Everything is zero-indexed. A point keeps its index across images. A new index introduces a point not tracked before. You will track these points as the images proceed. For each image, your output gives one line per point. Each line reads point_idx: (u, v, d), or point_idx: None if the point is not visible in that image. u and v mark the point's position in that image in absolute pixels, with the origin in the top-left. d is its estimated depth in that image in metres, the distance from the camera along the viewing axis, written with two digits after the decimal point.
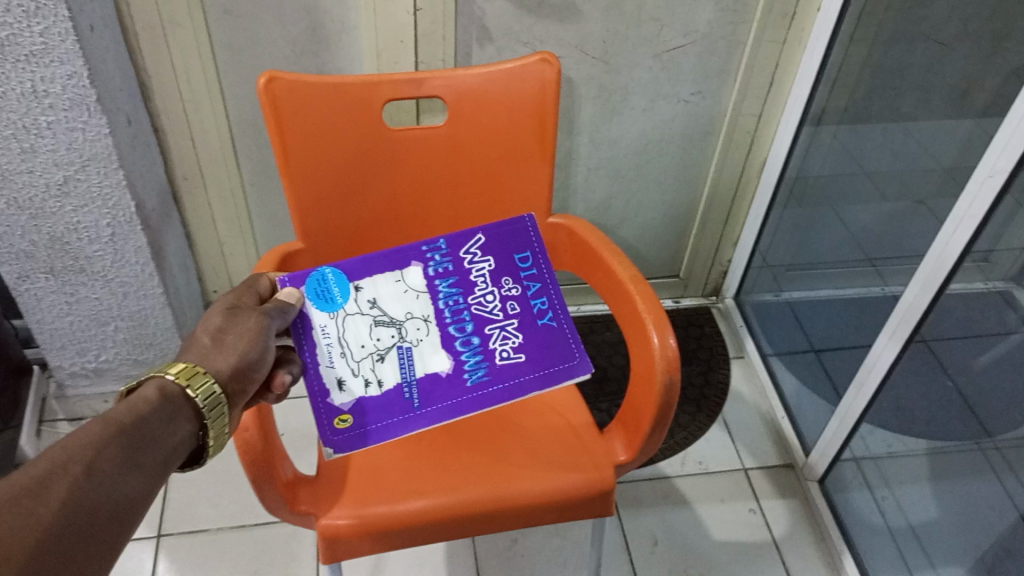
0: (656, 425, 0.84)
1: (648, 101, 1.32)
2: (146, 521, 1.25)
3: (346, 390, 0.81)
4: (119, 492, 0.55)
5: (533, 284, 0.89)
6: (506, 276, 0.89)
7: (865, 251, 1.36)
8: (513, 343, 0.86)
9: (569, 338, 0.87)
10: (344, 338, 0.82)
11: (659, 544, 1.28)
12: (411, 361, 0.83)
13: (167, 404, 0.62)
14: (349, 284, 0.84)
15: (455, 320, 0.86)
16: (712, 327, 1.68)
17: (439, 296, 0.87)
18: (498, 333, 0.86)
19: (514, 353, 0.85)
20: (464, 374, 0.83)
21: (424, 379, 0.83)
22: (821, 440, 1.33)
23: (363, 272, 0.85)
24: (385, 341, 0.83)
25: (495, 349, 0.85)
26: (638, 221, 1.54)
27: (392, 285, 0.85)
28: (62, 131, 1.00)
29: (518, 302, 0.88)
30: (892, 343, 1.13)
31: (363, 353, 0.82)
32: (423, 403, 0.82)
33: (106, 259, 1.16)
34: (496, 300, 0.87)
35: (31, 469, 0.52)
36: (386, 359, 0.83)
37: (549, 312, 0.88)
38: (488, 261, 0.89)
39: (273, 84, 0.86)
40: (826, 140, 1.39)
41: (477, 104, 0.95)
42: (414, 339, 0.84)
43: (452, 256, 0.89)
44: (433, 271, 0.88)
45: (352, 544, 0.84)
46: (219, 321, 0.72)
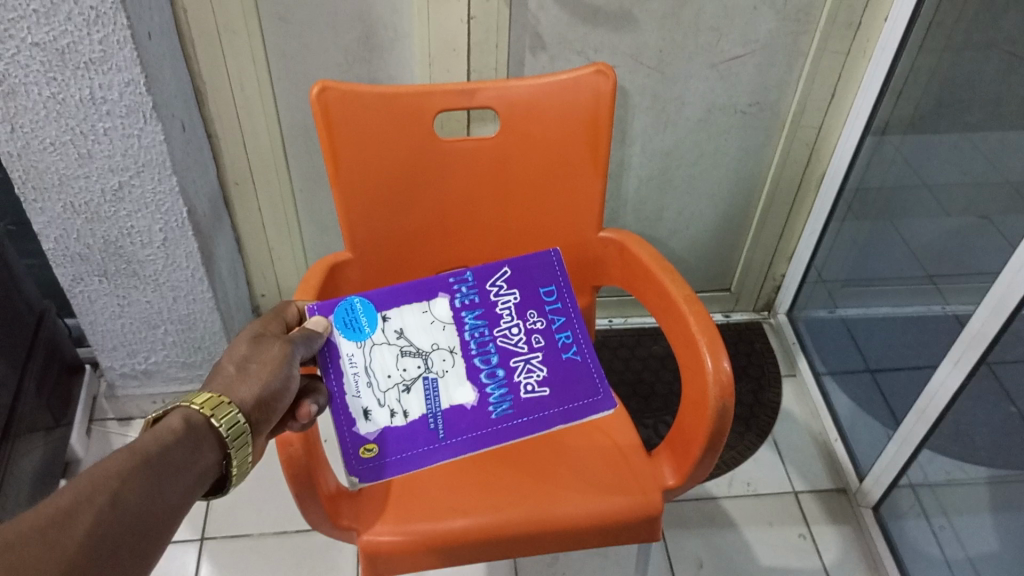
0: (707, 449, 0.82)
1: (703, 112, 1.29)
2: (190, 524, 1.27)
3: (372, 420, 0.80)
4: (143, 520, 0.55)
5: (557, 317, 0.89)
6: (532, 309, 0.88)
7: (926, 268, 1.31)
8: (538, 376, 0.85)
9: (592, 372, 0.86)
10: (371, 367, 0.81)
11: (703, 567, 1.24)
12: (437, 392, 0.83)
13: (192, 434, 0.62)
14: (377, 315, 0.83)
15: (480, 351, 0.85)
16: (763, 343, 1.64)
17: (465, 328, 0.86)
18: (523, 365, 0.85)
19: (539, 387, 0.85)
20: (489, 407, 0.83)
21: (449, 411, 0.82)
22: (877, 465, 1.28)
23: (391, 303, 0.84)
24: (410, 372, 0.82)
25: (520, 381, 0.85)
26: (689, 233, 1.51)
27: (418, 316, 0.85)
28: (118, 137, 1.01)
29: (543, 335, 0.87)
30: (956, 369, 1.08)
31: (389, 383, 0.81)
32: (448, 434, 0.81)
33: (158, 263, 1.18)
34: (521, 333, 0.87)
35: (58, 499, 0.51)
36: (412, 390, 0.82)
37: (573, 346, 0.88)
38: (514, 294, 0.89)
39: (325, 95, 0.86)
40: (889, 153, 1.35)
41: (529, 115, 0.93)
42: (440, 370, 0.83)
43: (478, 288, 0.88)
44: (460, 302, 0.87)
45: (393, 560, 0.83)
46: (244, 350, 0.71)
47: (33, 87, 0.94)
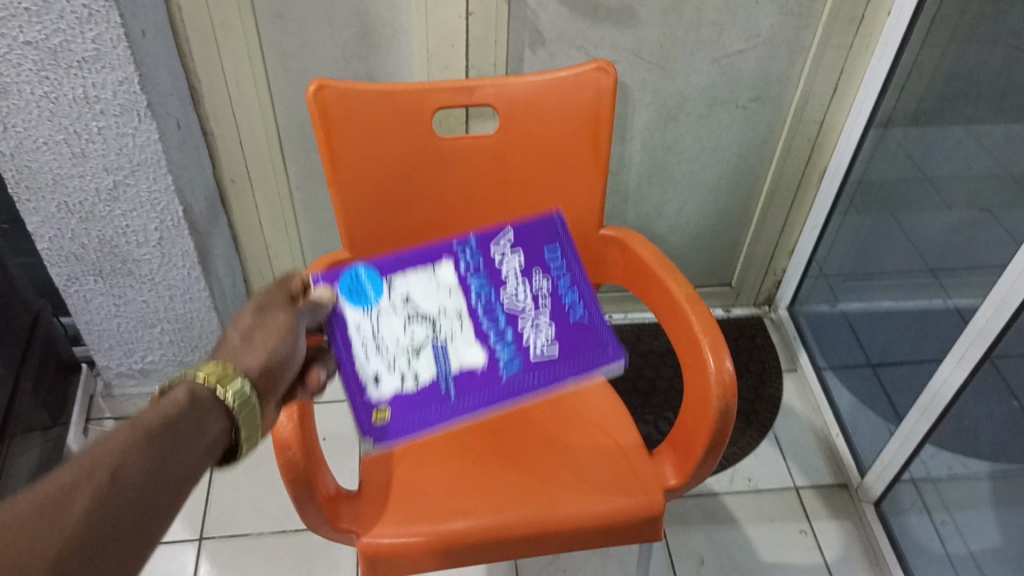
0: (709, 449, 0.82)
1: (704, 107, 1.28)
2: (189, 523, 1.26)
3: (383, 385, 0.76)
4: (146, 494, 0.54)
5: (564, 277, 0.87)
6: (537, 269, 0.87)
7: (929, 263, 1.31)
8: (547, 336, 0.82)
9: (601, 331, 0.83)
10: (379, 333, 0.78)
11: (704, 564, 1.24)
12: (447, 355, 0.79)
13: (198, 407, 0.61)
14: (383, 282, 0.81)
15: (488, 315, 0.82)
16: (764, 338, 1.63)
17: (471, 292, 0.83)
18: (532, 326, 0.83)
19: (549, 347, 0.81)
20: (499, 367, 0.78)
21: (459, 372, 0.78)
22: (878, 462, 1.27)
23: (396, 269, 0.82)
24: (417, 338, 0.79)
25: (530, 343, 0.81)
26: (690, 228, 1.50)
27: (424, 282, 0.82)
28: (112, 136, 1.00)
29: (550, 297, 0.86)
30: (959, 366, 1.07)
31: (398, 348, 0.78)
32: (459, 395, 0.76)
33: (154, 262, 1.17)
34: (527, 297, 0.85)
35: (55, 479, 0.51)
36: (421, 355, 0.78)
37: (581, 306, 0.85)
38: (519, 256, 0.87)
39: (323, 93, 0.85)
40: (891, 147, 1.34)
41: (529, 112, 0.92)
42: (448, 334, 0.80)
43: (483, 253, 0.86)
44: (465, 267, 0.84)
45: (393, 562, 0.82)
46: (249, 319, 0.70)
47: (25, 86, 0.93)
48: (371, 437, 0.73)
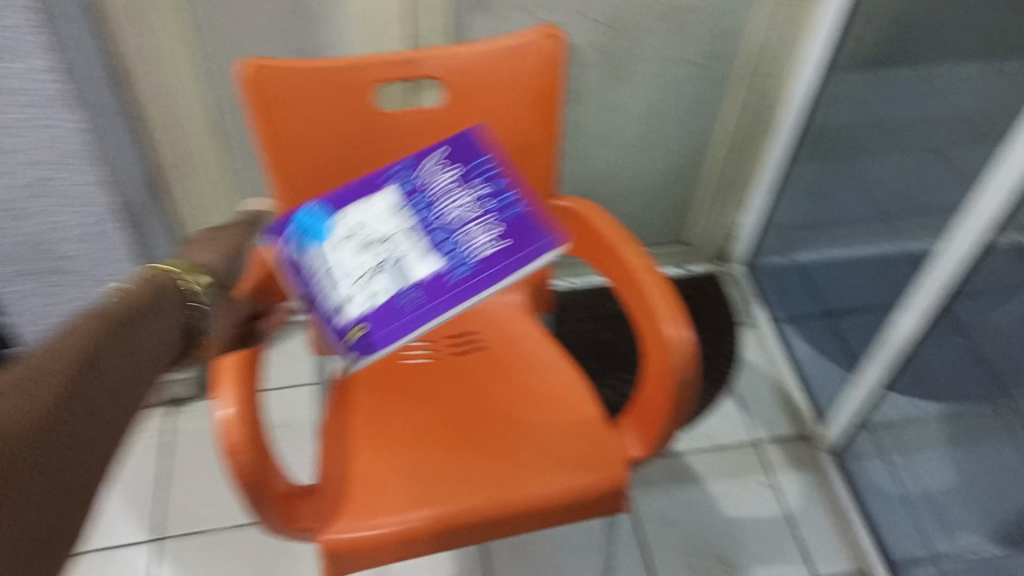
0: (673, 421, 0.81)
1: (656, 66, 1.25)
2: (148, 524, 1.23)
3: (349, 308, 0.72)
4: (129, 372, 0.48)
5: (497, 181, 0.81)
6: (468, 176, 0.81)
7: (879, 208, 1.33)
8: (490, 233, 0.76)
9: (528, 219, 0.76)
10: (338, 265, 0.75)
11: (671, 523, 1.25)
12: (402, 267, 0.74)
13: (164, 289, 0.58)
14: (333, 220, 0.80)
15: (433, 227, 0.77)
16: (720, 293, 1.63)
17: (414, 211, 0.79)
18: (473, 228, 0.76)
19: (494, 244, 0.75)
20: (452, 271, 0.73)
21: (417, 282, 0.73)
22: (839, 409, 1.29)
23: (343, 206, 0.80)
24: (371, 258, 0.75)
25: (476, 243, 0.75)
26: (643, 188, 1.48)
27: (371, 211, 0.79)
28: (37, 130, 0.94)
29: (485, 199, 0.79)
30: (915, 316, 1.08)
31: (357, 272, 0.74)
32: (420, 303, 0.71)
33: (88, 258, 1.11)
34: (468, 202, 0.79)
35: (31, 358, 0.43)
36: (380, 273, 0.74)
37: (516, 203, 0.78)
38: (453, 168, 0.82)
39: (255, 73, 0.80)
40: (842, 99, 1.33)
41: (475, 83, 0.88)
42: (400, 249, 0.75)
43: (418, 174, 0.82)
44: (404, 191, 0.80)
45: (357, 557, 0.81)
46: (195, 240, 0.71)
47: None
48: (353, 351, 0.70)
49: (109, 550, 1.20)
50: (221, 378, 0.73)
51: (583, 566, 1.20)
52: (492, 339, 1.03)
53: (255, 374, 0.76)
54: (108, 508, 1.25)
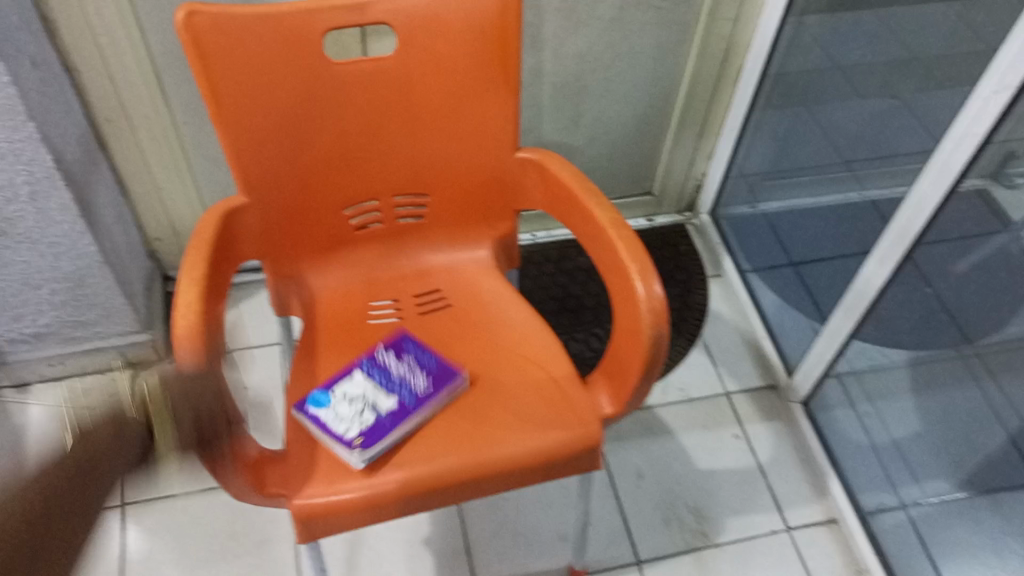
0: (643, 377, 0.80)
1: (616, 9, 1.22)
2: (109, 491, 1.20)
3: (347, 430, 0.81)
4: (74, 522, 0.49)
5: (431, 360, 0.89)
6: (414, 361, 0.89)
7: (844, 155, 1.33)
8: (421, 377, 0.86)
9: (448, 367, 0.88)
10: (337, 409, 0.83)
11: (644, 477, 1.25)
12: (375, 408, 0.83)
13: (119, 426, 0.57)
14: (327, 392, 0.85)
15: (388, 383, 0.86)
16: (688, 245, 1.61)
17: (377, 379, 0.87)
18: (413, 378, 0.86)
19: (422, 383, 0.86)
20: (405, 399, 0.84)
21: (385, 412, 0.83)
22: (805, 361, 1.29)
23: (336, 379, 0.87)
24: (360, 400, 0.84)
25: (414, 382, 0.86)
26: (608, 139, 1.45)
27: (354, 383, 0.86)
28: None
29: (422, 370, 0.87)
30: (883, 266, 1.08)
31: (352, 413, 0.83)
32: (389, 421, 0.82)
33: (29, 219, 1.05)
34: (407, 370, 0.87)
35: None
36: (364, 411, 0.83)
37: (436, 365, 0.88)
38: (403, 356, 0.89)
39: (193, 20, 0.75)
40: (807, 43, 1.31)
41: (430, 30, 0.84)
42: (376, 398, 0.84)
43: (378, 359, 0.89)
44: (371, 368, 0.88)
45: (326, 523, 0.78)
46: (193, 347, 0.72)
47: None
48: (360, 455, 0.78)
49: None
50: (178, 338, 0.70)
51: (558, 523, 1.20)
52: (458, 296, 1.00)
53: (212, 336, 0.73)
54: None
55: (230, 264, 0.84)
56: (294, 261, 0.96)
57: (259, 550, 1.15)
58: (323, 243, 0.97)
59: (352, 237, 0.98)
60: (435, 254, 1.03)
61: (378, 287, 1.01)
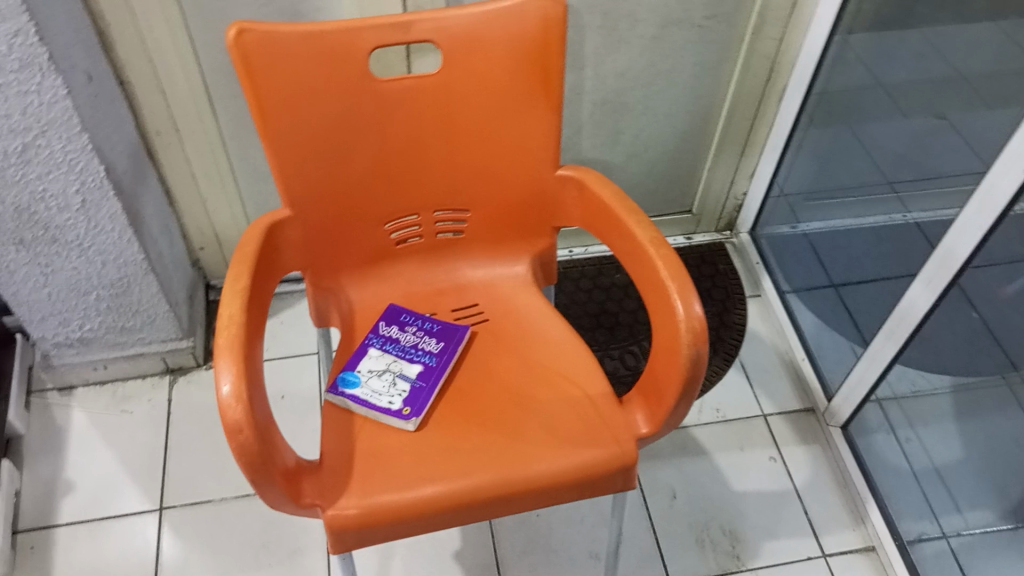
0: (681, 397, 0.79)
1: (657, 28, 1.22)
2: (149, 494, 1.22)
3: (393, 400, 0.87)
4: None
5: (429, 324, 0.97)
6: (414, 329, 0.96)
7: (886, 176, 1.32)
8: (432, 342, 0.94)
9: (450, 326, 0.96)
10: (370, 385, 0.89)
11: (677, 497, 1.24)
12: (403, 373, 0.90)
13: None
14: (351, 372, 0.91)
15: (403, 350, 0.93)
16: (726, 264, 1.60)
17: (391, 350, 0.93)
18: (424, 344, 0.94)
19: (437, 346, 0.94)
20: (427, 359, 0.92)
21: (417, 374, 0.90)
22: (845, 385, 1.26)
23: (353, 362, 0.92)
24: (388, 370, 0.91)
25: (428, 346, 0.94)
26: (647, 156, 1.45)
27: (370, 363, 0.91)
28: (14, 94, 0.90)
29: (427, 334, 0.95)
30: (927, 290, 1.06)
31: (386, 384, 0.89)
32: (427, 384, 0.89)
33: (80, 227, 1.08)
34: (417, 337, 0.95)
35: None
36: (398, 380, 0.90)
37: (437, 325, 0.96)
38: (401, 329, 0.95)
39: (243, 38, 0.77)
40: (851, 63, 1.30)
41: (473, 47, 0.85)
42: (398, 363, 0.91)
43: (382, 335, 0.95)
44: (381, 344, 0.94)
45: (361, 536, 0.79)
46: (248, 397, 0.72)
47: None
48: (412, 419, 0.85)
49: (109, 521, 1.19)
50: (220, 353, 0.70)
51: (589, 541, 1.19)
52: (495, 312, 1.00)
53: (252, 351, 0.73)
54: (110, 480, 1.24)
55: (273, 276, 0.86)
56: (334, 274, 0.98)
57: (293, 557, 1.17)
58: (363, 257, 0.98)
59: (392, 251, 0.99)
60: (473, 269, 1.04)
61: (416, 302, 1.01)
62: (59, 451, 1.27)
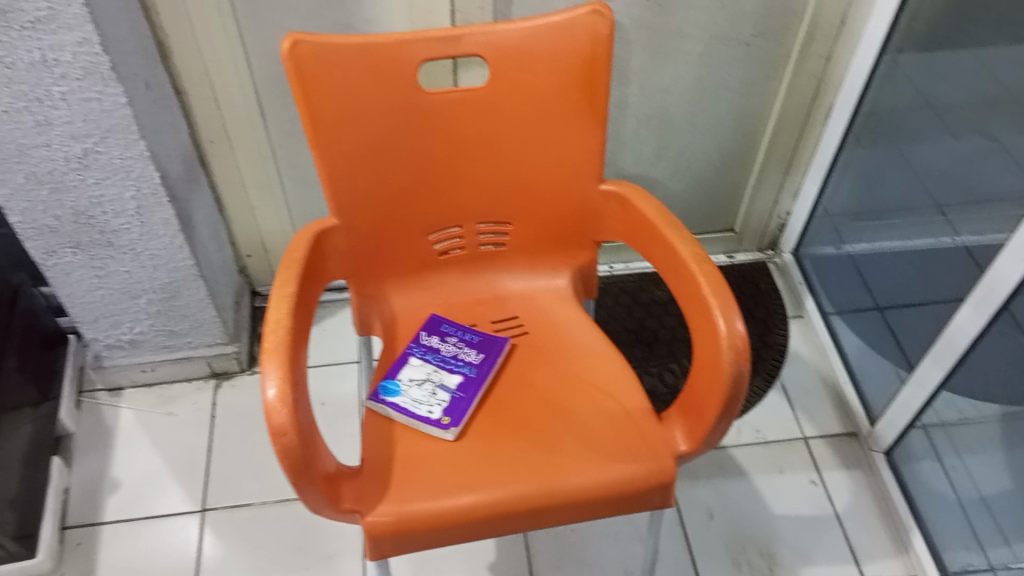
0: (722, 415, 0.79)
1: (704, 45, 1.23)
2: (191, 495, 1.24)
3: (433, 409, 0.88)
4: None
5: (470, 335, 0.98)
6: (454, 340, 0.97)
7: (935, 198, 1.27)
8: (472, 352, 0.95)
9: (491, 337, 0.97)
10: (411, 394, 0.90)
11: (714, 518, 1.23)
12: (444, 383, 0.91)
13: None
14: (392, 381, 0.92)
15: (444, 360, 0.94)
16: (768, 283, 1.59)
17: (432, 360, 0.94)
18: (464, 355, 0.95)
19: (477, 357, 0.94)
20: (467, 370, 0.93)
21: (457, 384, 0.91)
22: (890, 410, 1.25)
23: (395, 371, 0.93)
24: (429, 380, 0.92)
25: (468, 357, 0.95)
26: (690, 173, 1.45)
27: (412, 372, 0.93)
28: (77, 101, 0.94)
29: (468, 345, 0.96)
30: (976, 314, 1.04)
31: (427, 393, 0.90)
32: (467, 394, 0.90)
33: (134, 232, 1.11)
34: (457, 348, 0.96)
35: None
36: (439, 389, 0.91)
37: (477, 336, 0.97)
38: (442, 339, 0.97)
39: (298, 49, 0.79)
40: (901, 83, 1.28)
41: (521, 61, 0.86)
42: (439, 374, 0.92)
43: (424, 345, 0.96)
44: (422, 354, 0.95)
45: (397, 542, 0.79)
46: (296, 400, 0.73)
47: None
48: (452, 428, 0.85)
49: (152, 520, 1.22)
50: (266, 356, 0.72)
51: (624, 559, 1.18)
52: (534, 324, 1.01)
53: (298, 355, 0.74)
54: (153, 480, 1.26)
55: (318, 283, 0.87)
56: (377, 283, 0.99)
57: (328, 562, 1.18)
58: (406, 266, 0.99)
59: (434, 262, 1.01)
60: (514, 281, 1.05)
61: (457, 312, 1.02)
62: (106, 450, 1.30)
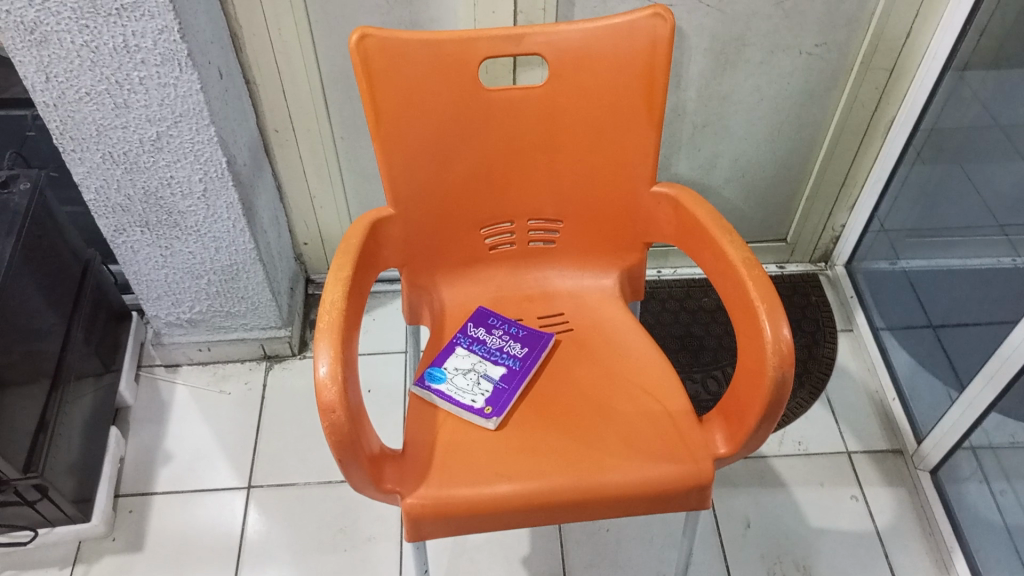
0: (763, 419, 0.79)
1: (765, 53, 1.23)
2: (238, 470, 1.29)
3: (476, 398, 0.90)
4: None
5: (513, 329, 0.99)
6: (499, 333, 0.99)
7: (998, 218, 1.22)
8: (516, 346, 0.97)
9: (535, 332, 0.99)
10: (455, 382, 0.92)
11: (751, 527, 1.22)
12: (487, 374, 0.93)
13: None
14: (439, 369, 0.94)
15: (487, 352, 0.96)
16: (819, 295, 1.57)
17: (476, 350, 0.96)
18: (506, 348, 0.97)
19: (520, 350, 0.96)
20: (510, 362, 0.95)
21: (500, 375, 0.93)
22: (938, 428, 1.23)
23: (441, 359, 0.95)
24: (474, 371, 0.94)
25: (511, 350, 0.96)
26: (745, 181, 1.44)
27: (456, 361, 0.95)
28: (155, 87, 0.98)
29: (511, 339, 0.98)
30: None
31: (472, 382, 0.92)
32: (508, 385, 0.92)
33: (199, 214, 1.16)
34: (501, 341, 0.98)
35: None
36: (483, 379, 0.93)
37: (521, 331, 0.99)
38: (486, 332, 0.98)
39: (365, 43, 0.82)
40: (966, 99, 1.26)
41: (580, 61, 0.88)
42: (483, 365, 0.94)
43: (469, 336, 0.98)
44: (467, 345, 0.97)
45: (436, 525, 0.81)
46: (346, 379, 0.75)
47: (65, 35, 0.91)
48: (493, 417, 0.87)
49: (201, 492, 1.26)
50: (320, 336, 0.74)
51: (658, 561, 1.19)
52: (580, 323, 1.02)
53: (350, 338, 0.77)
54: (203, 455, 1.31)
55: (373, 271, 0.90)
56: (429, 275, 1.02)
57: (366, 545, 1.20)
58: (458, 259, 1.02)
59: (485, 256, 1.03)
60: (561, 279, 1.06)
61: (504, 306, 1.04)
62: (160, 423, 1.35)
